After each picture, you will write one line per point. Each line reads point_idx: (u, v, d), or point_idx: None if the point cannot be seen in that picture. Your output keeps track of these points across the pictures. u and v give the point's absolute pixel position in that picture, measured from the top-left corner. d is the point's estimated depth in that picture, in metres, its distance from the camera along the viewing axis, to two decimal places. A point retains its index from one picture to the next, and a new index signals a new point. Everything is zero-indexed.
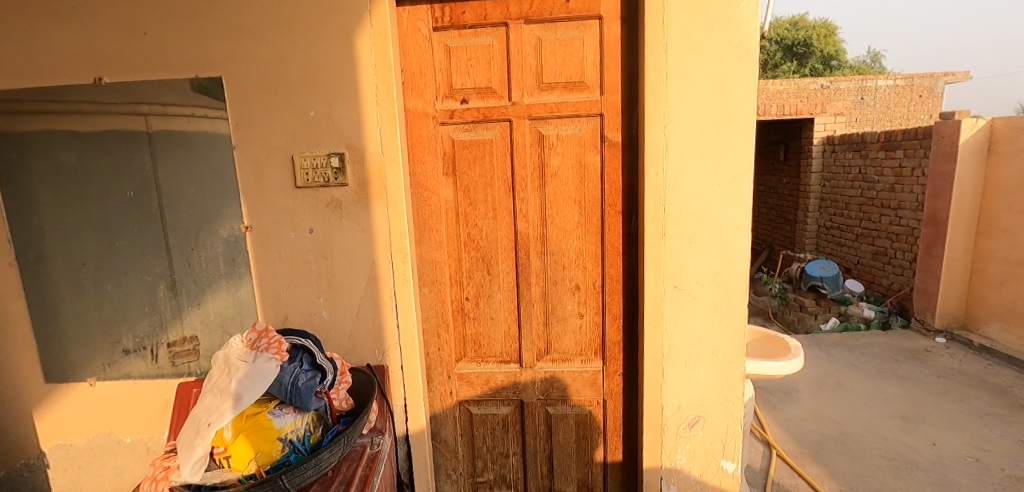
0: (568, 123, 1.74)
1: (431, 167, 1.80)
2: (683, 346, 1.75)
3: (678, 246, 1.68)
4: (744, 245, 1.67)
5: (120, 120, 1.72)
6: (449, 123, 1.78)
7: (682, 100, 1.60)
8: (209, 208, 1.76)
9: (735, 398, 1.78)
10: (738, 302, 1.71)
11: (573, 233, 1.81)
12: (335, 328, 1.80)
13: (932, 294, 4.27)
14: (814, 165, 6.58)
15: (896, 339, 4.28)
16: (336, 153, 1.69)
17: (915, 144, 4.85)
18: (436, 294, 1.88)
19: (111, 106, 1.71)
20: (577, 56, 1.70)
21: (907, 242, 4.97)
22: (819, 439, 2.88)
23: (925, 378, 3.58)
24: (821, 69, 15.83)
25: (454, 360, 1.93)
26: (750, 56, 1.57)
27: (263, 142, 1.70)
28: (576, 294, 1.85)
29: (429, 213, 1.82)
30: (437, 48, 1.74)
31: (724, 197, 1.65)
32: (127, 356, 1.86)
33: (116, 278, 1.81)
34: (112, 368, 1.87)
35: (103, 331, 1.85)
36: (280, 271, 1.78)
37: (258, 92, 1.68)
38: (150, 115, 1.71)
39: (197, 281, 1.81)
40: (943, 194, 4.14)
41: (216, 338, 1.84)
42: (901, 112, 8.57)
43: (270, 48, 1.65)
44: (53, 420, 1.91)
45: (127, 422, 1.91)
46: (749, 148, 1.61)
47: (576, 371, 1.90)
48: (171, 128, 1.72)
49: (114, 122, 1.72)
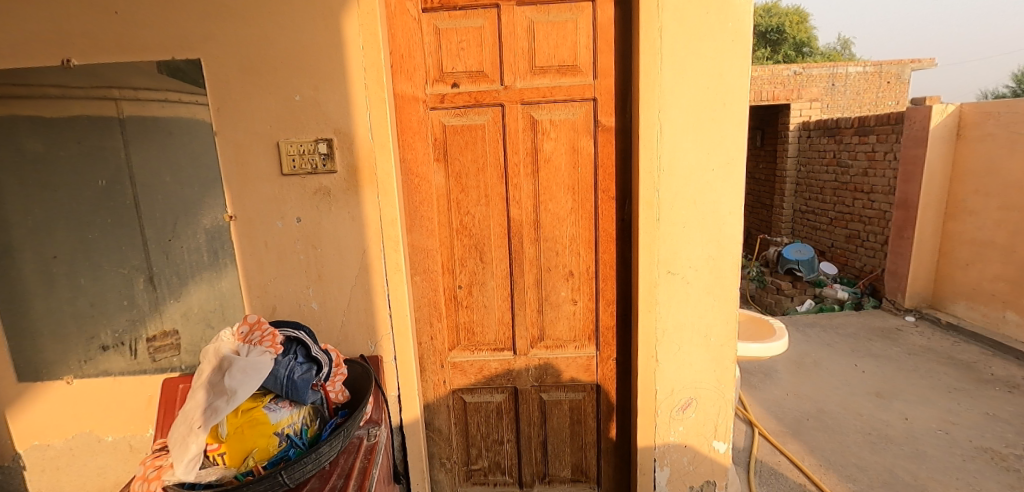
0: (562, 108, 1.72)
1: (422, 153, 1.75)
2: (676, 330, 1.76)
3: (672, 231, 1.69)
4: (736, 229, 1.69)
5: (90, 105, 1.63)
6: (440, 107, 1.73)
7: (676, 84, 1.59)
8: (189, 196, 1.68)
9: (727, 380, 1.81)
10: (729, 286, 1.73)
11: (566, 219, 1.79)
12: (325, 318, 1.75)
13: (902, 276, 4.42)
14: (790, 150, 6.72)
15: (869, 319, 4.42)
16: (323, 139, 1.63)
17: (887, 129, 4.97)
18: (428, 283, 1.85)
19: (80, 90, 1.62)
20: (569, 39, 1.68)
21: (879, 225, 5.13)
22: (799, 416, 2.97)
23: (897, 356, 3.71)
24: (794, 55, 16.05)
25: (448, 349, 1.92)
26: (744, 39, 1.57)
27: (246, 127, 1.63)
28: (570, 281, 1.84)
29: (420, 200, 1.79)
30: (426, 30, 1.69)
31: (717, 182, 1.66)
32: (105, 353, 1.79)
33: (91, 271, 1.73)
34: (89, 364, 1.79)
35: (79, 327, 1.77)
36: (267, 261, 1.73)
37: (240, 75, 1.61)
38: (122, 100, 1.63)
39: (178, 273, 1.74)
40: (914, 178, 4.27)
41: (200, 332, 1.78)
42: (870, 98, 8.78)
43: (252, 28, 1.58)
44: (27, 420, 1.83)
45: (107, 420, 1.84)
46: (742, 133, 1.62)
47: (570, 357, 1.90)
48: (146, 113, 1.63)
49: (83, 108, 1.63)
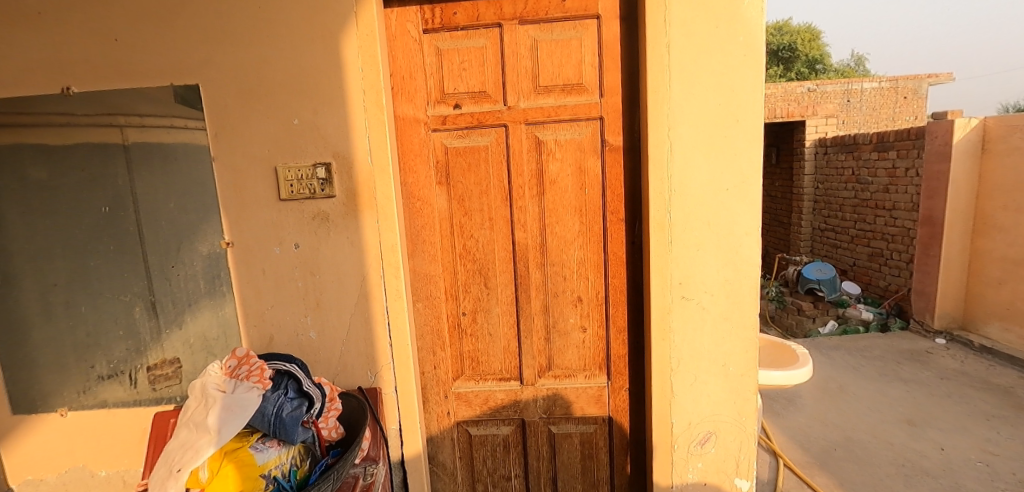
0: (568, 128, 1.66)
1: (423, 176, 1.70)
2: (692, 358, 1.66)
3: (685, 254, 1.60)
4: (753, 251, 1.59)
5: (93, 132, 1.61)
6: (442, 129, 1.69)
7: (686, 101, 1.53)
8: (187, 222, 1.65)
9: (748, 412, 1.69)
10: (748, 312, 1.63)
11: (573, 242, 1.72)
12: (324, 348, 1.69)
13: (930, 295, 4.24)
14: (807, 167, 6.59)
15: (897, 341, 4.23)
16: (322, 163, 1.59)
17: (908, 144, 4.83)
18: (430, 309, 1.78)
19: (83, 117, 1.60)
20: (574, 57, 1.63)
21: (903, 243, 4.95)
22: (826, 446, 2.81)
23: (928, 381, 3.52)
24: (807, 73, 15.97)
25: (452, 379, 1.83)
26: (756, 53, 1.50)
27: (243, 152, 1.60)
28: (578, 307, 1.76)
29: (422, 224, 1.73)
30: (427, 51, 1.65)
31: (731, 202, 1.57)
32: (103, 383, 1.74)
33: (91, 299, 1.70)
34: (87, 394, 1.75)
35: (76, 357, 1.73)
36: (264, 289, 1.67)
37: (238, 100, 1.58)
38: (127, 127, 1.60)
39: (176, 301, 1.70)
40: (938, 194, 4.12)
41: (200, 360, 1.73)
42: (886, 114, 8.67)
43: (251, 52, 1.56)
44: (22, 452, 1.78)
45: (104, 453, 1.78)
46: (756, 150, 1.54)
47: (579, 387, 1.81)
48: (148, 139, 1.61)
49: (86, 135, 1.61)
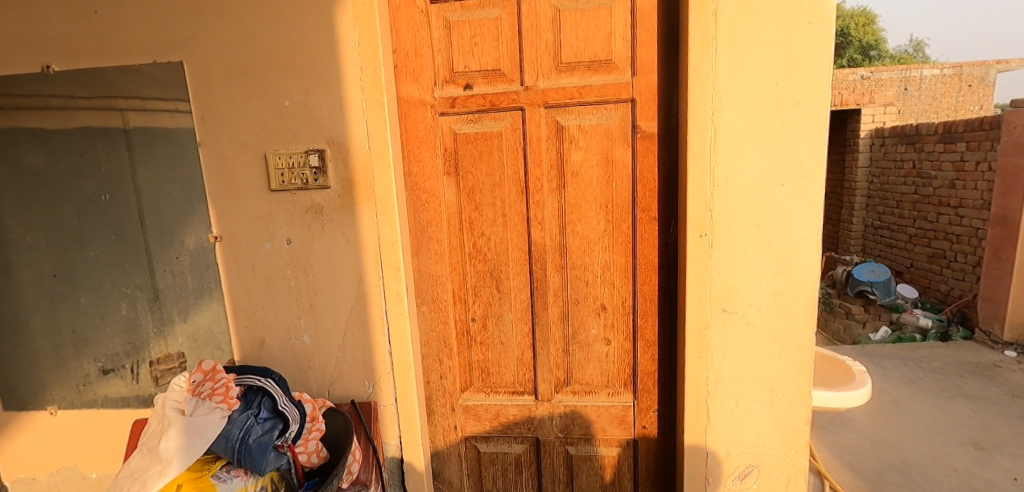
0: (593, 111, 1.44)
1: (430, 165, 1.52)
2: (733, 381, 1.43)
3: (728, 259, 1.37)
4: (812, 259, 1.34)
5: (93, 116, 1.48)
6: (450, 113, 1.50)
7: (736, 80, 1.28)
8: (173, 213, 1.51)
9: (799, 446, 1.45)
10: (803, 330, 1.39)
11: (597, 243, 1.51)
12: (318, 353, 1.55)
13: (1000, 303, 3.81)
14: (861, 159, 6.10)
15: (959, 352, 3.83)
16: (315, 150, 1.43)
17: (981, 135, 4.35)
18: (436, 314, 1.61)
19: (82, 99, 1.48)
20: (603, 29, 1.40)
21: (970, 245, 4.49)
22: (879, 469, 2.51)
23: (998, 399, 3.14)
24: (861, 59, 14.98)
25: (459, 390, 1.66)
26: (825, 20, 1.24)
27: (231, 137, 1.46)
28: (602, 316, 1.55)
29: (428, 219, 1.55)
30: (435, 23, 1.46)
31: (787, 200, 1.32)
32: (105, 377, 1.63)
33: (91, 290, 1.59)
34: (87, 389, 1.65)
35: (77, 351, 1.62)
36: (255, 288, 1.54)
37: (226, 79, 1.43)
38: (128, 110, 1.47)
39: (161, 298, 1.57)
40: (1015, 191, 3.68)
41: (205, 356, 1.59)
42: (948, 104, 8.02)
43: (239, 26, 1.40)
44: (25, 444, 1.71)
45: (107, 449, 1.70)
46: (820, 139, 1.28)
47: (601, 405, 1.60)
48: (151, 124, 1.47)
49: (83, 119, 1.48)
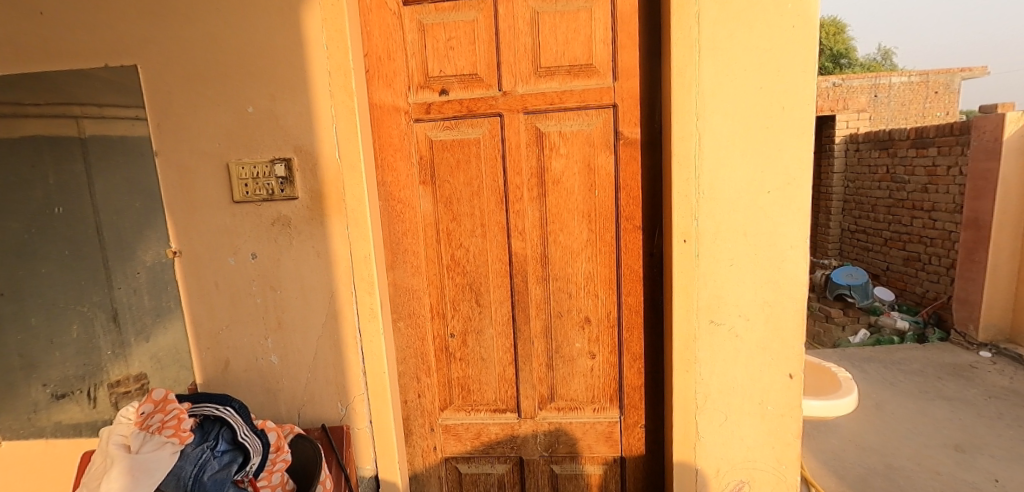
0: (574, 117, 1.39)
1: (404, 174, 1.45)
2: (722, 395, 1.38)
3: (715, 269, 1.32)
4: (800, 268, 1.31)
5: (43, 124, 1.38)
6: (426, 119, 1.43)
7: (720, 85, 1.25)
8: (128, 227, 1.41)
9: (790, 461, 1.40)
10: (793, 341, 1.35)
11: (580, 253, 1.45)
12: (287, 374, 1.46)
13: (975, 305, 3.87)
14: (837, 165, 6.21)
15: (936, 353, 3.88)
16: (281, 159, 1.35)
17: (951, 140, 4.44)
18: (413, 330, 1.53)
19: (32, 107, 1.37)
20: (583, 32, 1.35)
21: (943, 247, 4.57)
22: (864, 474, 2.49)
23: (976, 400, 3.17)
24: (832, 67, 15.35)
25: (438, 409, 1.58)
26: (809, 23, 1.21)
27: (190, 145, 1.37)
28: (586, 329, 1.49)
29: (404, 230, 1.48)
30: (409, 26, 1.39)
31: (773, 208, 1.29)
32: (58, 402, 1.52)
33: (40, 310, 1.47)
34: (39, 415, 1.53)
35: (27, 376, 1.50)
36: (218, 305, 1.44)
37: (185, 84, 1.35)
38: (82, 118, 1.37)
39: (120, 317, 1.46)
40: (986, 195, 3.75)
41: (167, 377, 1.49)
42: (915, 110, 8.26)
43: (199, 29, 1.32)
44: None
45: (59, 480, 1.57)
46: (806, 145, 1.25)
47: (587, 422, 1.54)
48: (107, 132, 1.37)
49: (33, 127, 1.38)
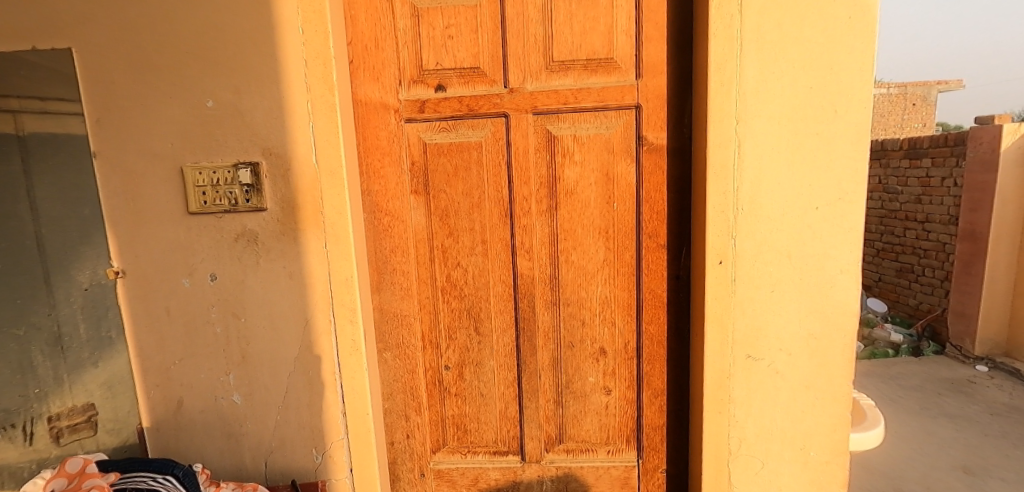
0: (590, 119, 1.21)
1: (394, 182, 1.25)
2: (759, 439, 1.20)
3: (753, 297, 1.15)
4: (850, 295, 1.14)
5: None
6: (418, 119, 1.23)
7: (764, 84, 1.08)
8: (58, 241, 1.17)
9: None
10: (841, 379, 1.17)
11: (596, 275, 1.26)
12: (252, 415, 1.25)
13: (971, 318, 3.79)
14: None
15: (933, 368, 3.79)
16: (246, 162, 1.14)
17: (944, 151, 4.38)
18: (402, 361, 1.33)
19: None
20: (602, 21, 1.17)
21: (936, 260, 4.50)
22: None
23: (979, 417, 3.06)
24: None
25: (430, 451, 1.37)
26: (867, 14, 1.05)
27: (138, 146, 1.15)
28: (601, 361, 1.30)
29: (392, 247, 1.27)
30: (400, 10, 1.20)
31: (822, 227, 1.12)
32: None
33: None
34: None
35: None
36: (170, 335, 1.22)
37: (132, 73, 1.13)
38: (21, 112, 1.12)
39: (66, 341, 1.21)
40: (983, 207, 3.67)
41: (121, 408, 1.24)
42: (894, 122, 8.41)
43: (149, 7, 1.11)
44: None
45: None
46: (861, 154, 1.08)
47: (601, 466, 1.35)
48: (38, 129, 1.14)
49: None
